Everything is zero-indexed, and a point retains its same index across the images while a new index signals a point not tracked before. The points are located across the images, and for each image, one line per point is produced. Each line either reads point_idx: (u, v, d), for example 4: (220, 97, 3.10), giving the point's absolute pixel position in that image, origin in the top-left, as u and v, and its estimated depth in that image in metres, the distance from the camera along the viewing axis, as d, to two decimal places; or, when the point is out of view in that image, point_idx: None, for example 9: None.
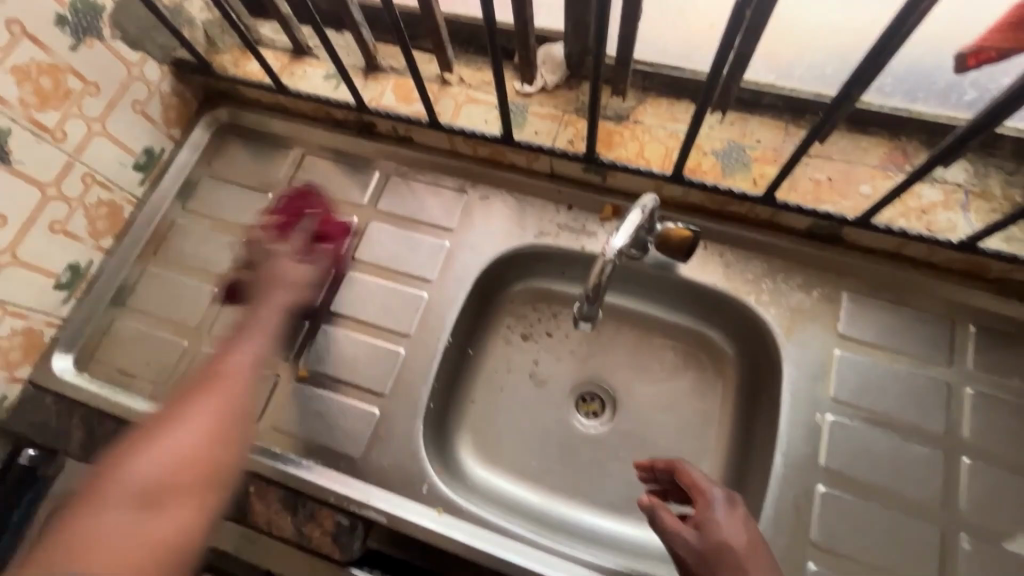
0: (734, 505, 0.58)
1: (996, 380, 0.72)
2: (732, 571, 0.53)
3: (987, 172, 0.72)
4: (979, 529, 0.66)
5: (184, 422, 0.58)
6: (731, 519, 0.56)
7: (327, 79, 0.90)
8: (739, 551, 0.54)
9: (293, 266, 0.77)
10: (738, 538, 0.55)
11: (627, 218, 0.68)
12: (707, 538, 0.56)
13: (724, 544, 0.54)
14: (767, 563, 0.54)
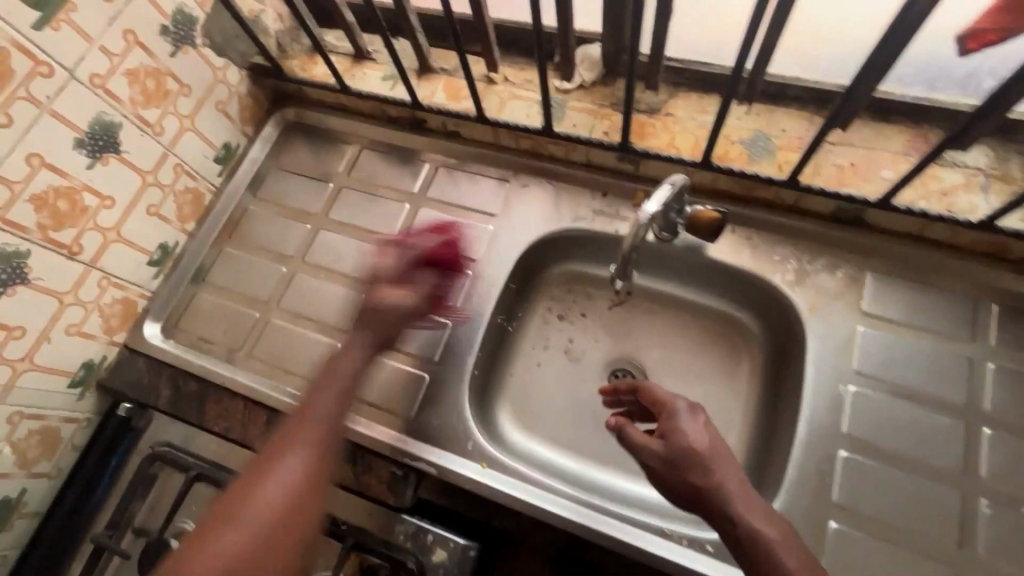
0: (695, 414, 0.66)
1: (1019, 356, 0.74)
2: (698, 469, 0.60)
3: (1008, 157, 0.76)
4: (999, 494, 0.68)
5: (253, 507, 0.60)
6: (693, 426, 0.64)
7: (384, 80, 1.00)
8: (703, 453, 0.61)
9: (389, 290, 0.78)
10: (701, 442, 0.62)
11: (659, 188, 0.71)
12: (672, 444, 0.63)
13: (689, 449, 0.62)
14: (727, 460, 0.62)
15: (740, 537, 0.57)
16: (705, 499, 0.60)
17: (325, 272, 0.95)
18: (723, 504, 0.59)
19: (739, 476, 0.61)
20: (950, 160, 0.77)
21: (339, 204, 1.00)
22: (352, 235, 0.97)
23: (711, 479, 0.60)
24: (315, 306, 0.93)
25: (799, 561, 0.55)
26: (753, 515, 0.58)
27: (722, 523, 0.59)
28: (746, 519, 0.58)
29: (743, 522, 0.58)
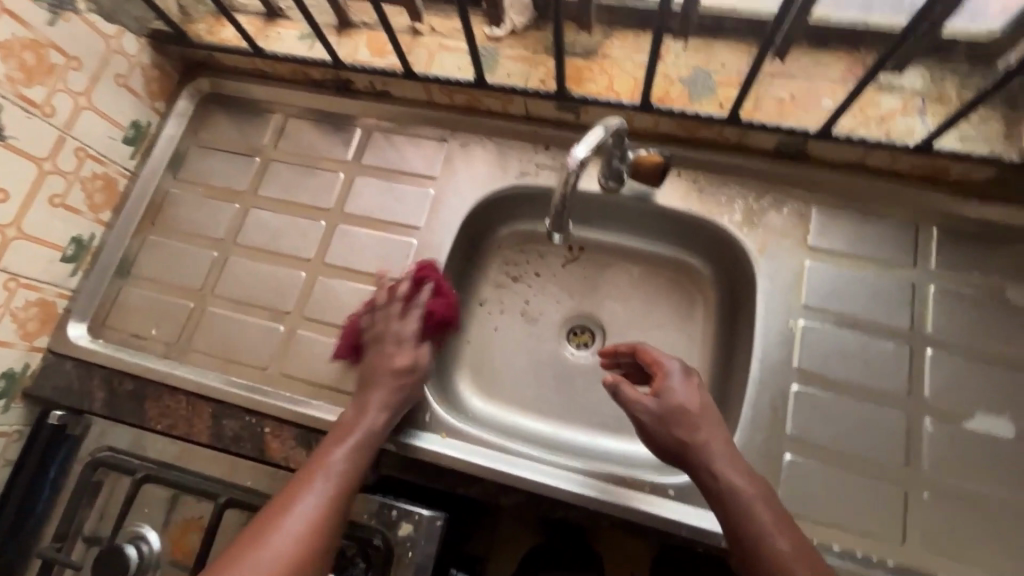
0: (689, 376, 0.68)
1: (957, 277, 0.76)
2: (685, 425, 0.64)
3: (942, 77, 0.75)
4: (941, 412, 0.71)
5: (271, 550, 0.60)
6: (684, 385, 0.67)
7: (301, 39, 0.92)
8: (692, 411, 0.65)
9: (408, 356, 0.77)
10: (691, 401, 0.66)
11: (590, 132, 0.66)
12: (664, 402, 0.66)
13: (680, 408, 0.65)
14: (715, 421, 0.65)
15: (720, 490, 0.61)
16: (691, 453, 0.63)
17: (260, 253, 0.90)
18: (707, 458, 0.62)
19: (724, 436, 0.64)
20: (887, 84, 0.76)
21: (268, 180, 0.94)
22: (286, 211, 0.91)
23: (698, 437, 0.63)
24: (253, 290, 0.88)
25: (774, 518, 0.59)
26: (732, 471, 0.61)
27: (705, 476, 0.62)
28: (728, 475, 0.61)
29: (724, 477, 0.61)
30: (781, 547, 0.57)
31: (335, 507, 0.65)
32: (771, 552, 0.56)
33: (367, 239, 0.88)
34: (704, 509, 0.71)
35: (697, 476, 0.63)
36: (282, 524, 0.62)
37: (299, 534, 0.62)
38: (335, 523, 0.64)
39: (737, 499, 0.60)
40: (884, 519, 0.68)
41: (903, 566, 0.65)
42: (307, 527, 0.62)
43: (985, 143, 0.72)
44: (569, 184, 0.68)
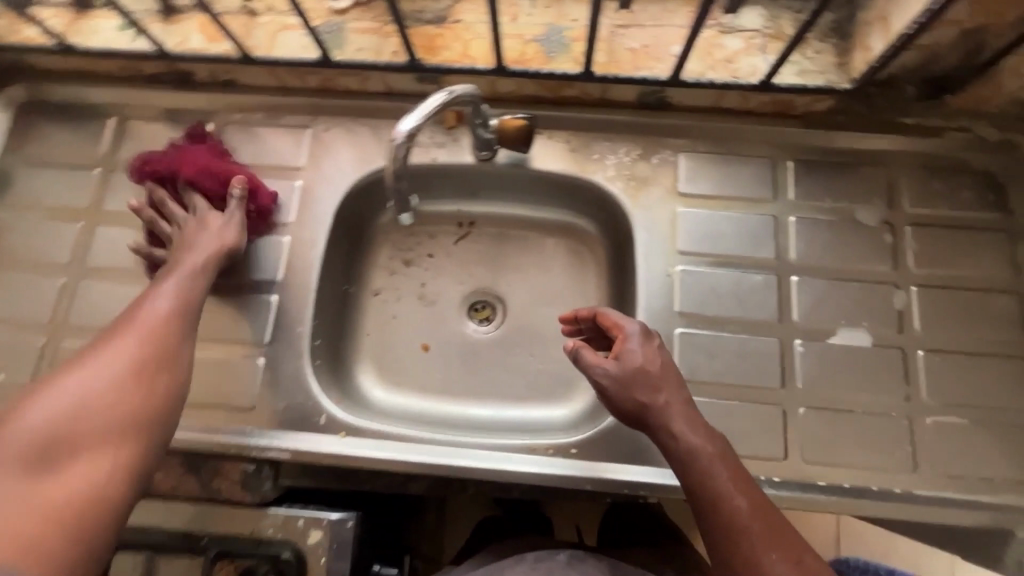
0: (647, 337, 0.65)
1: (814, 205, 0.80)
2: (645, 388, 0.61)
3: (779, 14, 0.78)
4: (809, 332, 0.76)
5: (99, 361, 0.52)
6: (645, 346, 0.64)
7: (122, 31, 0.83)
8: (652, 372, 0.62)
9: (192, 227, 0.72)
10: (651, 363, 0.63)
11: (424, 101, 0.63)
12: (625, 365, 0.62)
13: (640, 369, 0.62)
14: (675, 382, 0.62)
15: (681, 452, 0.58)
16: (651, 415, 0.61)
17: (113, 274, 0.81)
18: (665, 419, 0.60)
19: (684, 397, 0.62)
20: (729, 25, 0.78)
21: (113, 192, 0.85)
22: (137, 224, 0.83)
23: (658, 399, 0.61)
24: (112, 315, 0.80)
25: (732, 476, 0.56)
26: (691, 432, 0.59)
27: (664, 437, 0.60)
28: (688, 436, 0.59)
29: (685, 439, 0.58)
30: (738, 504, 0.55)
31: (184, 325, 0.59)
32: (726, 508, 0.54)
33: None
34: (606, 460, 0.73)
35: (657, 438, 0.60)
36: (128, 330, 0.55)
37: (137, 333, 0.55)
38: (182, 326, 0.58)
39: (698, 462, 0.57)
40: (769, 441, 0.72)
41: (788, 479, 0.71)
42: (150, 327, 0.56)
43: (821, 73, 0.76)
44: (399, 157, 0.64)
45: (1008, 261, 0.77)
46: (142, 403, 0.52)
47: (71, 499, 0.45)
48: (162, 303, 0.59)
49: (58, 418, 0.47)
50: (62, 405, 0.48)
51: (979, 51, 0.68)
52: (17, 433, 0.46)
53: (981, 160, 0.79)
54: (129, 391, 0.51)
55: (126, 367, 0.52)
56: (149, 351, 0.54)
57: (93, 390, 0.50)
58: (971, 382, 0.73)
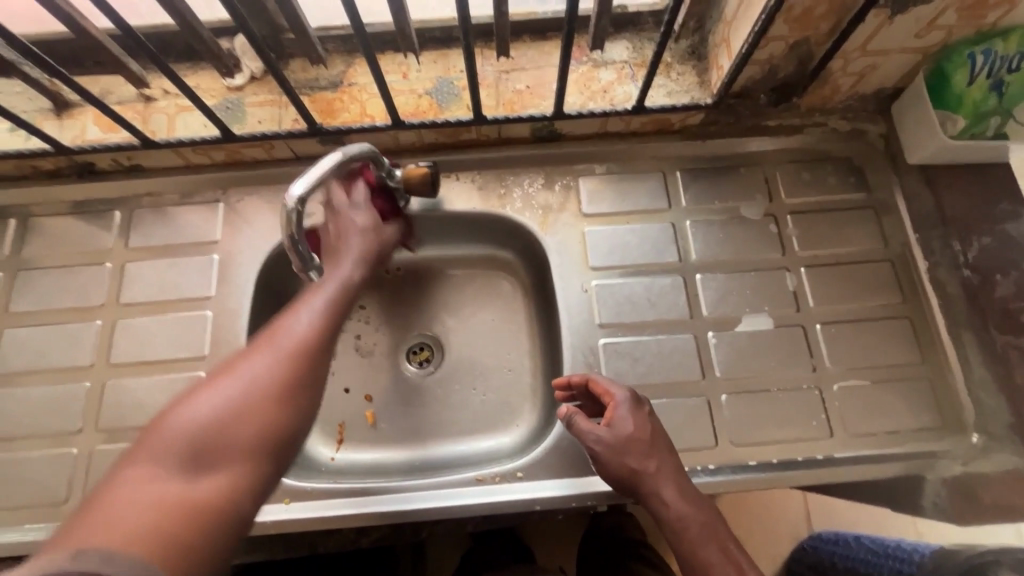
0: (637, 403, 0.69)
1: (705, 208, 0.88)
2: (637, 458, 0.65)
3: (643, 45, 0.87)
4: (719, 322, 0.82)
5: (270, 349, 0.55)
6: (636, 414, 0.68)
7: (15, 132, 0.83)
8: (643, 440, 0.66)
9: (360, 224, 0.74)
10: (641, 430, 0.67)
11: (310, 167, 0.66)
12: (618, 434, 0.66)
13: (632, 438, 0.66)
14: (665, 448, 0.67)
15: (671, 518, 0.63)
16: (643, 482, 0.64)
17: (27, 376, 0.79)
18: (655, 488, 0.64)
19: (671, 463, 0.66)
20: (599, 60, 0.86)
21: (20, 293, 0.82)
22: (48, 321, 0.81)
23: (649, 466, 0.65)
24: (30, 420, 0.77)
25: (718, 543, 0.61)
26: (681, 502, 0.63)
27: (655, 505, 0.64)
28: (677, 503, 0.63)
29: (675, 506, 0.63)
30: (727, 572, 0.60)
31: (332, 327, 0.60)
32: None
33: (155, 324, 0.81)
34: (553, 479, 0.75)
35: (648, 504, 0.64)
36: (290, 321, 0.58)
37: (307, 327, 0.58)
38: (333, 336, 0.59)
39: (686, 528, 0.62)
40: (699, 430, 0.76)
41: (721, 465, 0.75)
42: (305, 335, 0.56)
43: (686, 92, 0.85)
44: (291, 221, 0.64)
45: (879, 233, 0.86)
46: (297, 407, 0.52)
47: (200, 500, 0.44)
48: (326, 305, 0.61)
49: (230, 411, 0.49)
50: (234, 393, 0.50)
51: (809, 59, 0.78)
52: (194, 421, 0.48)
53: (840, 148, 0.89)
54: (287, 395, 0.52)
55: (293, 364, 0.54)
56: (314, 359, 0.56)
57: (256, 381, 0.52)
58: (867, 346, 0.81)
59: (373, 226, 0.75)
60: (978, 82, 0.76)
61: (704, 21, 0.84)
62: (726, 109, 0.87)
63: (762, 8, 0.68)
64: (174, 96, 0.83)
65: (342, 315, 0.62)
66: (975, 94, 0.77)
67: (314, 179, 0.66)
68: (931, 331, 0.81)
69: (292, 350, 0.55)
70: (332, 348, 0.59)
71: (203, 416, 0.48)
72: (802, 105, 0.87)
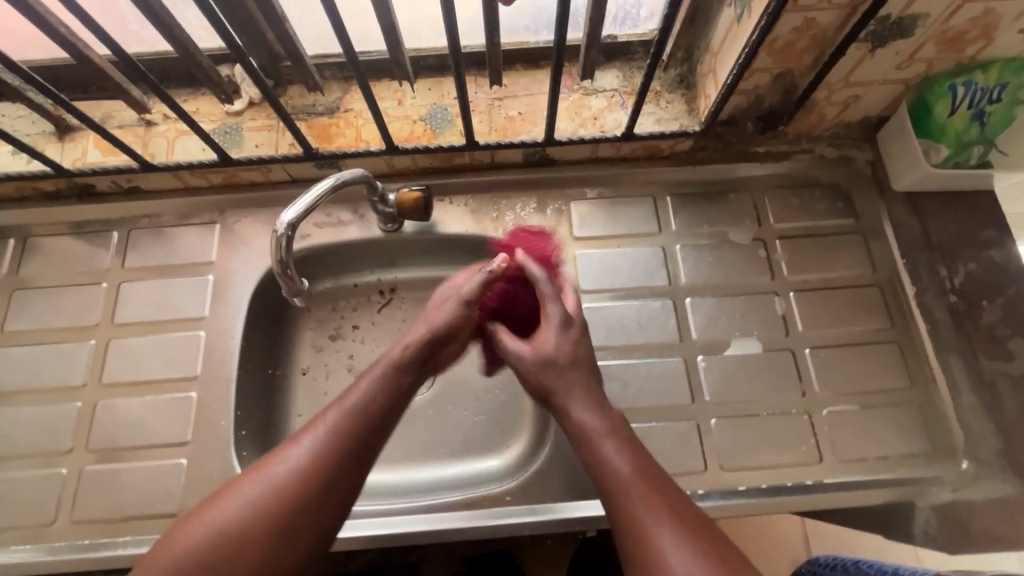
0: (565, 326, 0.68)
1: (695, 232, 0.89)
2: (551, 373, 0.65)
3: (632, 73, 0.89)
4: (708, 346, 0.82)
5: (271, 477, 0.55)
6: (561, 335, 0.67)
7: (17, 155, 0.85)
8: (561, 359, 0.65)
9: (444, 304, 0.70)
10: (562, 350, 0.66)
11: (303, 193, 0.67)
12: (536, 352, 0.67)
13: (546, 356, 0.66)
14: (584, 368, 0.66)
15: (575, 428, 0.62)
16: (553, 395, 0.64)
17: (19, 396, 0.79)
18: (565, 401, 0.64)
19: (588, 382, 0.65)
20: (590, 88, 0.88)
21: (16, 312, 0.83)
22: (42, 340, 0.82)
23: (560, 382, 0.64)
24: (22, 439, 0.77)
25: (625, 457, 0.58)
26: (588, 412, 0.62)
27: (563, 416, 0.63)
28: (583, 415, 0.62)
29: (580, 415, 0.62)
30: (623, 474, 0.57)
31: (337, 455, 0.56)
32: (611, 479, 0.57)
33: (149, 344, 0.81)
34: (542, 502, 0.75)
35: (563, 416, 0.64)
36: (303, 441, 0.57)
37: (312, 457, 0.56)
38: (340, 471, 0.56)
39: (595, 440, 0.60)
40: (688, 455, 0.76)
41: (710, 490, 0.75)
42: (306, 469, 0.55)
43: (675, 120, 0.87)
44: (283, 248, 0.66)
45: (867, 259, 0.87)
46: (282, 558, 0.52)
47: None
48: (345, 419, 0.58)
49: (215, 554, 0.51)
50: (224, 532, 0.52)
51: (794, 89, 0.80)
52: (185, 557, 0.51)
53: (828, 174, 0.91)
54: (275, 542, 0.52)
55: (283, 512, 0.53)
56: (309, 498, 0.54)
57: (246, 524, 0.52)
58: (856, 371, 0.81)
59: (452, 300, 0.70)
60: (960, 112, 0.78)
61: (691, 51, 0.87)
62: (714, 136, 0.88)
63: (747, 41, 0.70)
64: (174, 120, 0.85)
65: (357, 438, 0.57)
66: (957, 124, 0.79)
67: (306, 206, 0.67)
68: (920, 357, 0.81)
69: (287, 489, 0.54)
70: (342, 475, 0.56)
71: (195, 556, 0.51)
72: (789, 132, 0.89)
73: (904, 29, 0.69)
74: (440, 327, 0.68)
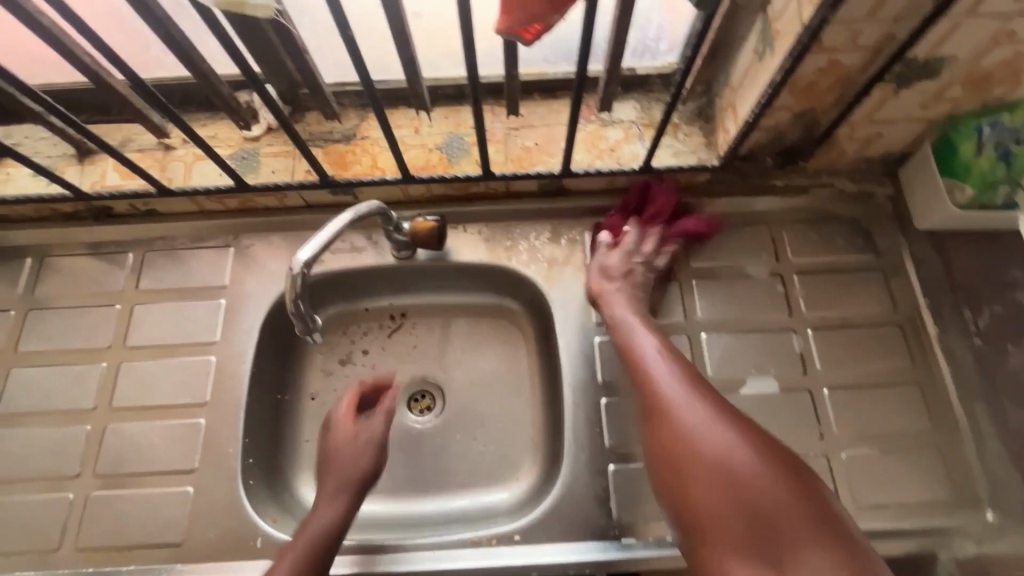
0: (655, 261, 0.84)
1: (711, 265, 0.87)
2: (622, 273, 0.81)
3: (650, 105, 0.88)
4: (724, 384, 0.81)
5: None
6: (646, 258, 0.83)
7: (37, 177, 0.86)
8: (635, 274, 0.81)
9: (353, 452, 0.74)
10: (640, 270, 0.82)
11: (320, 232, 0.67)
12: (620, 256, 0.83)
13: (628, 264, 0.82)
14: (640, 290, 0.81)
15: (624, 323, 0.77)
16: (612, 293, 0.80)
17: (30, 418, 0.79)
18: (621, 304, 0.79)
19: (642, 301, 0.80)
20: (608, 119, 0.88)
21: (29, 332, 0.83)
22: (54, 361, 0.82)
23: (626, 287, 0.80)
24: (31, 461, 0.77)
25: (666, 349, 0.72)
26: (640, 316, 0.78)
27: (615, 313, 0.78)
28: (633, 319, 0.77)
29: (631, 316, 0.77)
30: (660, 358, 0.71)
31: None
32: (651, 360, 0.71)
33: (159, 369, 0.81)
34: (550, 543, 0.74)
35: (610, 317, 0.79)
36: None
37: None
38: None
39: (632, 329, 0.76)
40: None
41: None
42: None
43: (693, 153, 0.86)
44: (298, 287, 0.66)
45: (888, 297, 0.85)
46: None
47: None
48: None
49: None
50: None
51: (815, 126, 0.79)
52: None
53: (847, 210, 0.89)
54: None
55: None
56: None
57: None
58: (877, 414, 0.79)
59: (361, 450, 0.74)
60: (987, 152, 0.76)
61: (710, 85, 0.86)
62: (732, 169, 0.87)
63: (768, 80, 0.69)
64: (192, 145, 0.86)
65: None
66: (983, 164, 0.77)
67: (321, 245, 0.67)
68: (943, 401, 0.79)
69: None
70: None
71: None
72: (808, 167, 0.88)
73: (929, 70, 0.68)
74: (354, 482, 0.72)
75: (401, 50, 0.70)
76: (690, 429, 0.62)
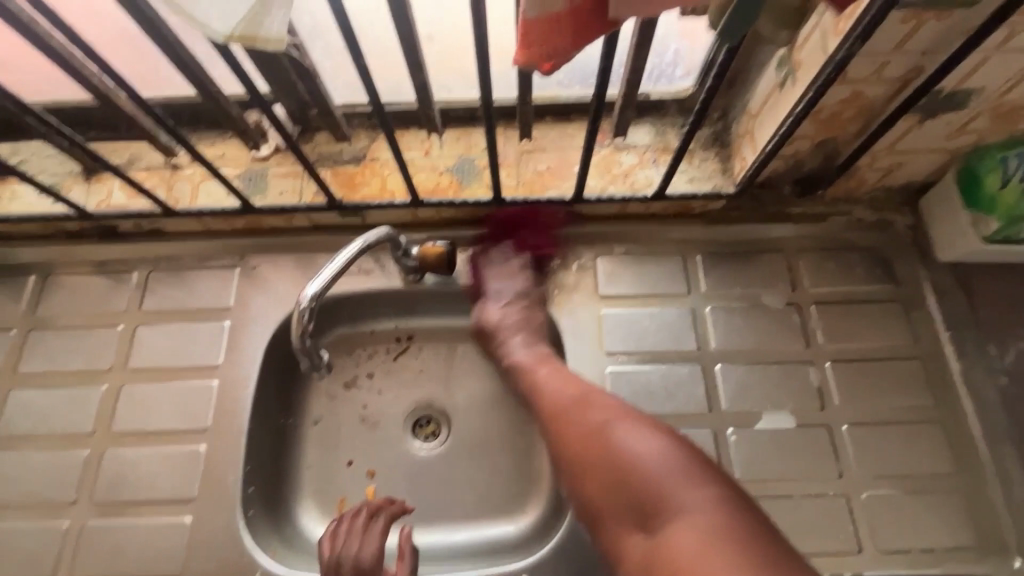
0: (523, 291, 0.83)
1: (727, 294, 0.85)
2: (493, 326, 0.82)
3: (665, 129, 0.87)
4: (739, 418, 0.78)
5: None
6: (509, 293, 0.83)
7: (44, 195, 0.85)
8: (505, 321, 0.81)
9: None
10: (506, 314, 0.82)
11: (325, 265, 0.68)
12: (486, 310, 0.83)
13: (490, 320, 0.82)
14: (524, 315, 0.82)
15: (512, 349, 0.80)
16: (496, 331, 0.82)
17: (27, 442, 0.77)
18: (505, 335, 0.81)
19: (529, 325, 0.81)
20: (621, 144, 0.86)
21: (30, 353, 0.82)
22: (54, 383, 0.80)
23: (504, 326, 0.81)
24: (27, 487, 0.75)
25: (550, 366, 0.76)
26: (526, 340, 0.80)
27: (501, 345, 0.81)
28: (519, 346, 0.79)
29: (518, 343, 0.80)
30: (544, 372, 0.75)
31: None
32: (540, 380, 0.75)
33: (160, 393, 0.80)
34: None
35: (501, 350, 0.81)
36: None
37: None
38: None
39: (518, 358, 0.79)
40: None
41: None
42: None
43: (708, 179, 0.84)
44: (303, 321, 0.68)
45: (910, 330, 0.82)
46: None
47: None
48: None
49: None
50: None
51: (834, 156, 0.78)
52: None
53: (867, 239, 0.87)
54: None
55: None
56: None
57: None
58: (898, 452, 0.76)
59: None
60: (1012, 185, 0.73)
61: (727, 111, 0.84)
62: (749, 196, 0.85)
63: (788, 112, 0.68)
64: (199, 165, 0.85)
65: None
66: (1009, 197, 0.74)
67: (327, 279, 0.69)
68: (967, 440, 0.77)
69: None
70: None
71: None
72: (826, 196, 0.86)
73: (955, 103, 0.66)
74: None
75: (414, 76, 0.69)
76: (576, 428, 0.67)
